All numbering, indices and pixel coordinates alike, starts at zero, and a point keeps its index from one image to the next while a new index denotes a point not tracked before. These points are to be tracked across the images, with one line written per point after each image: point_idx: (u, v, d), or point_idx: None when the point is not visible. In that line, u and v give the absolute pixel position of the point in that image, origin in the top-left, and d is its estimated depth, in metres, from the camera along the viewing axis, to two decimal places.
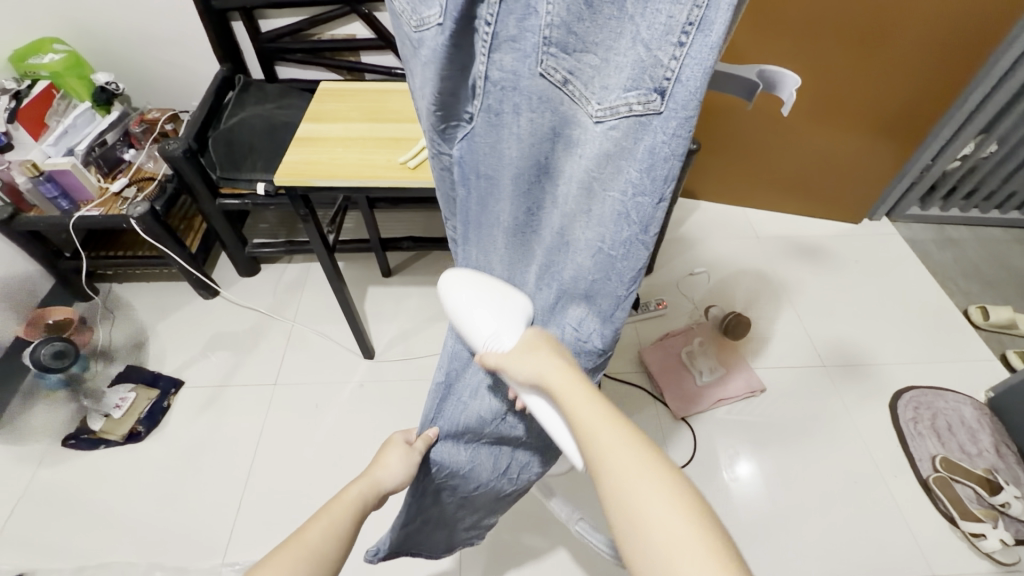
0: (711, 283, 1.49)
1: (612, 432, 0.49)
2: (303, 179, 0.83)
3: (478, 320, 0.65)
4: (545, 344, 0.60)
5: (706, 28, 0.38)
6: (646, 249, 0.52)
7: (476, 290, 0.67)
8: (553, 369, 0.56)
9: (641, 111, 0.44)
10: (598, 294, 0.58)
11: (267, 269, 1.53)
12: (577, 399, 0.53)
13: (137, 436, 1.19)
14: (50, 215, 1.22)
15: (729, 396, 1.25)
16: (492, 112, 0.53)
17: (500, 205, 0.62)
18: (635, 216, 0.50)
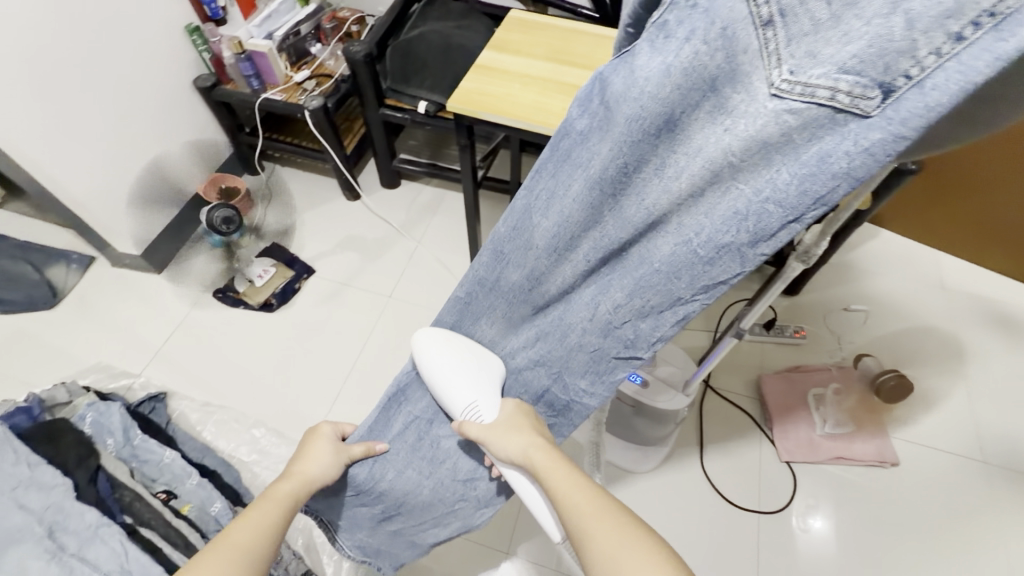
0: (867, 326, 1.28)
1: (591, 507, 0.51)
2: (474, 110, 0.81)
3: (455, 391, 0.67)
4: (525, 423, 0.63)
5: (1007, 30, 0.30)
6: (741, 266, 0.48)
7: (445, 352, 0.69)
8: (536, 450, 0.59)
9: (843, 104, 0.36)
10: (659, 289, 0.54)
11: (406, 186, 1.58)
12: (556, 477, 0.55)
13: (269, 307, 1.32)
14: (242, 91, 1.33)
15: (852, 457, 1.09)
16: (659, 33, 0.42)
17: (595, 158, 0.50)
18: (751, 223, 0.45)
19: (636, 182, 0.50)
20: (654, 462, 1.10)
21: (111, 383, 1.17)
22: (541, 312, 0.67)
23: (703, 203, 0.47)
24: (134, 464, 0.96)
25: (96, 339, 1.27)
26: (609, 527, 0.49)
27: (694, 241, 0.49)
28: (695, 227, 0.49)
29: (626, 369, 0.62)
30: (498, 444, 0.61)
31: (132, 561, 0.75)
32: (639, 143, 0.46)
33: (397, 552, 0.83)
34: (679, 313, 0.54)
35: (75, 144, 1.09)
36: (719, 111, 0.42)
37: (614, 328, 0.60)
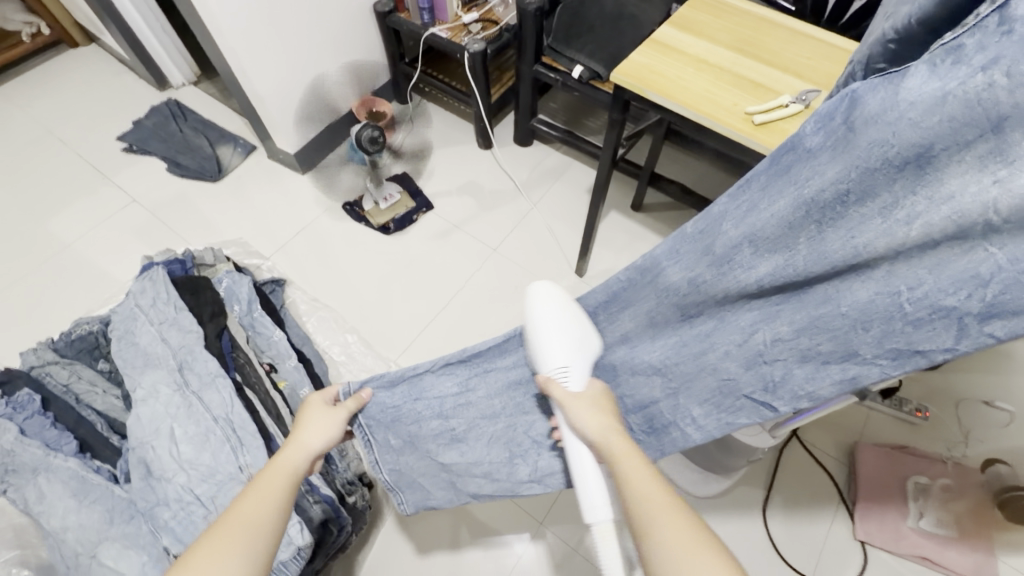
0: (1009, 430, 1.10)
1: (660, 496, 0.47)
2: (638, 86, 0.77)
3: (553, 350, 0.62)
4: (608, 406, 0.60)
5: None
6: (955, 341, 0.38)
7: (562, 312, 0.64)
8: (613, 436, 0.56)
9: None
10: (835, 336, 0.45)
11: (537, 146, 1.58)
12: (626, 462, 0.52)
13: (386, 230, 1.41)
14: (413, 21, 1.38)
15: (942, 563, 0.96)
16: (947, 57, 0.34)
17: (814, 180, 0.42)
18: (989, 295, 0.35)
19: (852, 214, 0.40)
20: (713, 490, 1.05)
21: (246, 258, 1.34)
22: (687, 320, 0.58)
23: (935, 259, 0.37)
24: (251, 332, 1.09)
25: (243, 218, 1.45)
26: (673, 515, 0.46)
27: (902, 297, 0.39)
28: (911, 281, 0.38)
29: (751, 416, 0.56)
30: (579, 416, 0.58)
31: (235, 414, 0.86)
32: (874, 175, 0.38)
33: (433, 492, 0.85)
34: (849, 372, 0.45)
35: (267, 43, 1.21)
36: (996, 157, 0.32)
37: (761, 362, 0.52)
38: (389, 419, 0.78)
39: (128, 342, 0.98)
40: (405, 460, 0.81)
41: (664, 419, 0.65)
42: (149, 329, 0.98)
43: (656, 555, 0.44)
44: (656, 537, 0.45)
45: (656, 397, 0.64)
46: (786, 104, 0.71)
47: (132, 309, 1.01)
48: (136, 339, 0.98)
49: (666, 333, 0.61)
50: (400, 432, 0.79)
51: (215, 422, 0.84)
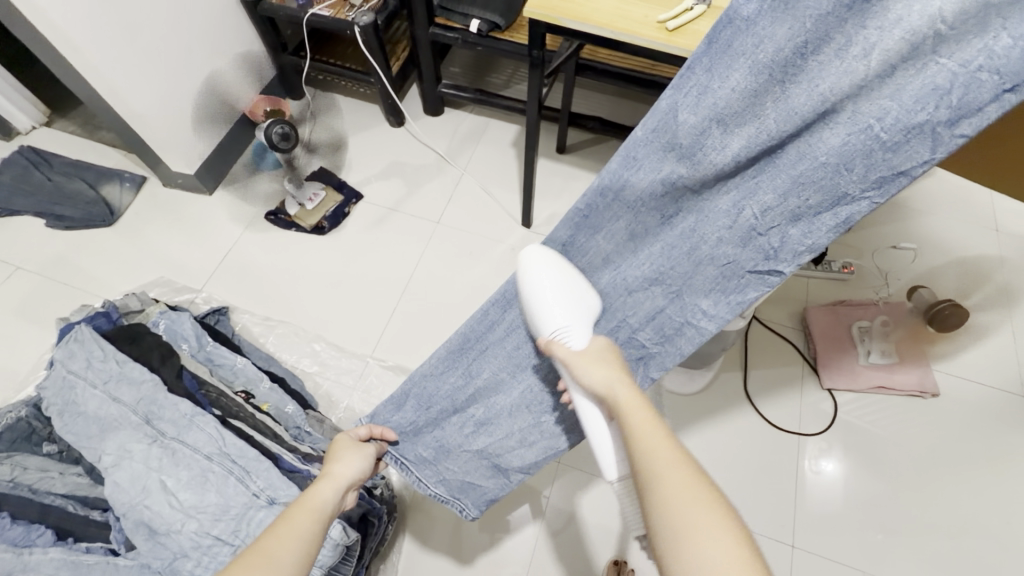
0: (915, 265, 1.29)
1: (662, 445, 0.48)
2: (554, 17, 0.78)
3: (551, 311, 0.62)
4: (613, 360, 0.60)
5: None
6: (931, 152, 0.42)
7: (551, 271, 0.64)
8: (619, 384, 0.56)
9: None
10: (820, 186, 0.49)
11: (449, 113, 1.55)
12: (634, 416, 0.52)
13: (321, 230, 1.34)
14: (288, 6, 1.29)
15: (893, 386, 1.13)
16: None
17: (764, 44, 0.45)
18: (958, 96, 0.39)
19: (810, 65, 0.44)
20: (699, 384, 1.14)
21: (175, 297, 1.24)
22: (668, 223, 0.61)
23: (897, 83, 0.42)
24: (211, 366, 1.01)
25: (156, 255, 1.31)
26: (673, 463, 0.47)
27: (876, 129, 0.44)
28: (878, 112, 0.43)
29: (759, 288, 0.58)
30: (584, 371, 0.58)
31: (228, 445, 0.81)
32: (826, 18, 0.42)
33: (484, 483, 0.83)
34: (842, 215, 0.49)
35: (132, 54, 1.08)
36: None
37: (755, 235, 0.55)
38: (413, 435, 0.85)
39: (73, 413, 0.87)
40: (444, 466, 0.84)
41: (675, 322, 0.65)
42: (94, 393, 0.87)
43: (650, 500, 0.45)
44: (663, 482, 0.45)
45: (662, 304, 0.65)
46: (693, 5, 0.76)
47: (66, 378, 0.90)
48: (82, 408, 0.87)
49: (652, 239, 0.63)
50: (428, 442, 0.84)
51: (209, 460, 0.79)
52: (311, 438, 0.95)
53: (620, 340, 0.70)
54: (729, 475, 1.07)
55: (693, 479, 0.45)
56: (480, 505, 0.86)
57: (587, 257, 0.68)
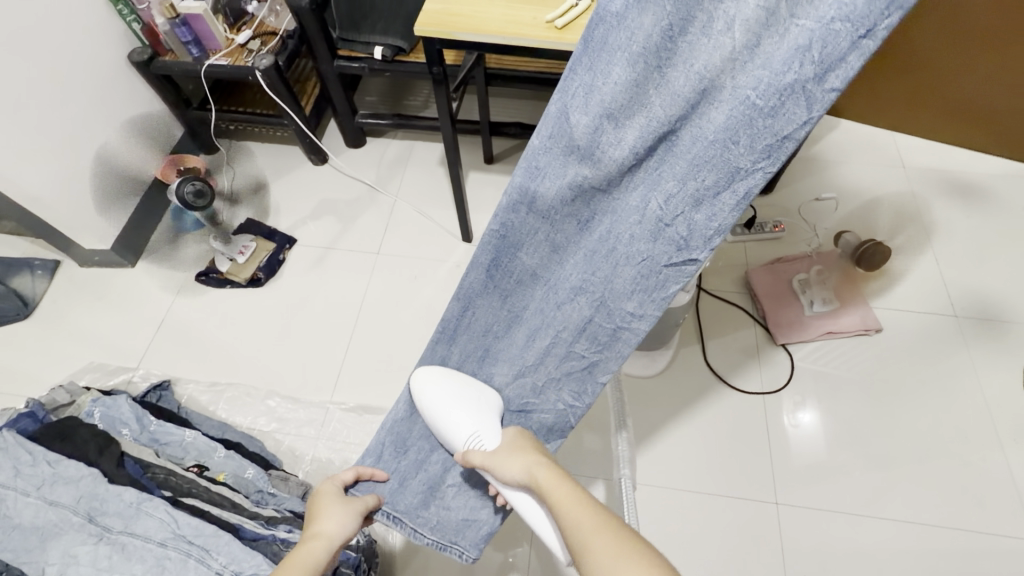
0: (838, 212, 1.36)
1: (586, 515, 0.56)
2: (445, 32, 0.79)
3: (454, 426, 0.71)
4: (527, 445, 0.69)
5: None
6: (808, 110, 0.47)
7: (449, 385, 0.75)
8: (537, 467, 0.65)
9: None
10: (715, 163, 0.53)
11: (372, 142, 1.54)
12: (562, 492, 0.60)
13: (257, 282, 1.29)
14: (183, 61, 1.26)
15: (839, 330, 1.18)
16: None
17: (639, 33, 0.51)
18: (816, 53, 0.44)
19: (683, 47, 0.51)
20: (660, 365, 1.16)
21: (110, 379, 1.16)
22: (586, 229, 0.66)
23: (762, 52, 0.47)
24: (158, 447, 0.95)
25: (83, 340, 1.23)
26: (601, 533, 0.54)
27: (753, 96, 0.49)
28: (752, 82, 0.49)
29: (677, 280, 0.62)
30: (501, 467, 0.66)
31: (183, 526, 0.76)
32: (687, 3, 0.48)
33: (477, 516, 0.80)
34: (739, 188, 0.53)
35: (16, 134, 1.02)
36: None
37: (664, 226, 0.59)
38: (399, 483, 0.79)
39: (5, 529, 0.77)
40: (432, 509, 0.80)
41: (607, 329, 0.69)
42: (27, 501, 0.78)
43: (590, 574, 0.51)
44: (593, 553, 0.52)
45: (588, 315, 0.69)
46: (577, 1, 0.77)
47: None
48: (15, 521, 0.77)
49: (574, 246, 0.68)
50: (414, 488, 0.80)
51: (164, 547, 0.74)
52: (275, 500, 0.90)
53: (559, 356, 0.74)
54: (705, 448, 1.09)
55: (618, 540, 0.52)
56: (478, 543, 0.80)
57: (516, 277, 0.71)
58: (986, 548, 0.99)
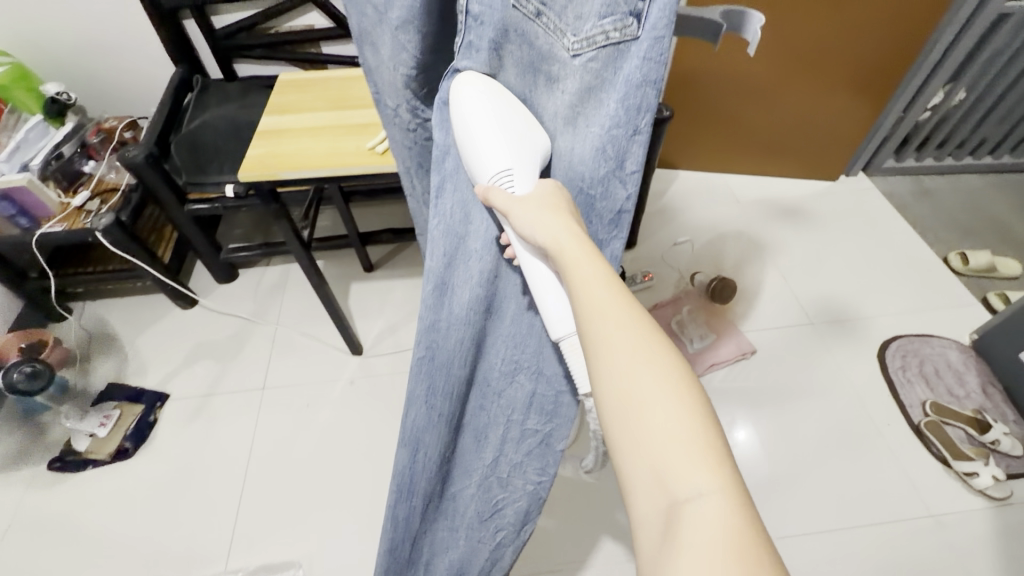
0: (694, 252, 1.51)
1: (614, 297, 0.40)
2: (270, 173, 0.81)
3: (485, 153, 0.50)
4: (562, 205, 0.49)
5: None
6: (627, 190, 0.52)
7: (493, 106, 0.51)
8: (566, 234, 0.46)
9: (618, 37, 0.43)
10: (584, 242, 0.57)
11: (246, 274, 1.49)
12: (587, 270, 0.42)
13: (125, 453, 1.16)
14: (9, 234, 1.17)
15: (721, 360, 1.27)
16: (466, 50, 0.50)
17: None
18: (611, 151, 0.49)
19: None
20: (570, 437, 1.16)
21: None
22: None
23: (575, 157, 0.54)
24: None
25: None
26: (629, 317, 0.38)
27: (580, 187, 0.54)
28: (580, 180, 0.54)
29: None
30: (528, 222, 0.48)
31: None
32: None
33: None
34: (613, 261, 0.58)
35: None
36: (542, 78, 0.51)
37: None
38: None
39: None
40: None
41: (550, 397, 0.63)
42: None
43: (606, 361, 0.38)
44: (611, 343, 0.38)
45: None
46: None
47: None
48: None
49: None
50: None
51: None
52: None
53: (514, 438, 0.68)
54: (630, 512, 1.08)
55: (655, 338, 0.38)
56: None
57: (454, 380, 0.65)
58: (897, 536, 1.05)
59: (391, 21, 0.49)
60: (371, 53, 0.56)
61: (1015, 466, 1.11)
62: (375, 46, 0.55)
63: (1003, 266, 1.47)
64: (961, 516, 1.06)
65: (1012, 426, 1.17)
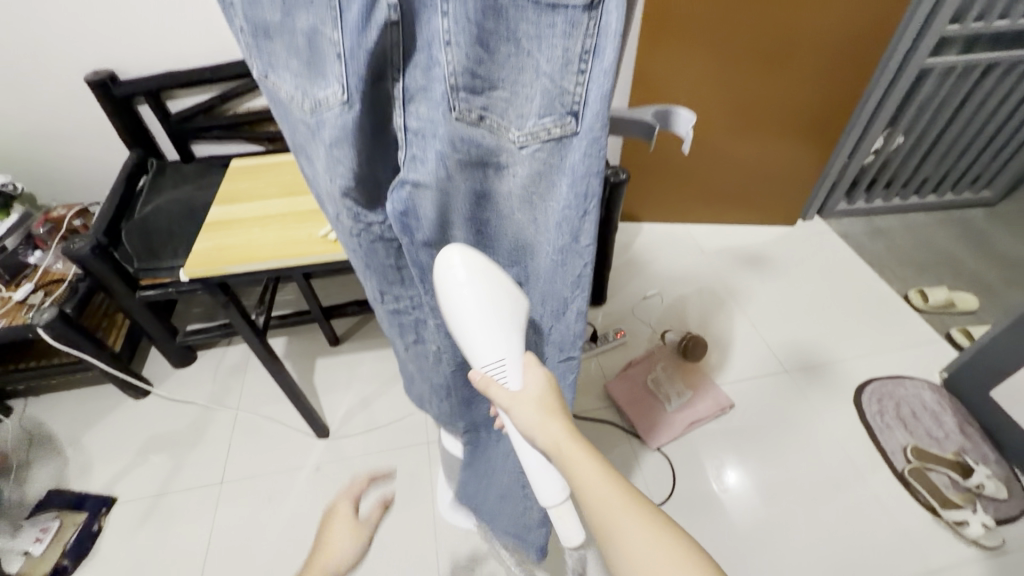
0: (664, 304, 1.51)
1: (616, 500, 0.50)
2: (216, 268, 0.78)
3: (485, 345, 0.60)
4: (551, 403, 0.58)
5: (600, 54, 0.48)
6: (585, 257, 0.62)
7: (485, 288, 0.59)
8: (565, 440, 0.54)
9: (558, 132, 0.53)
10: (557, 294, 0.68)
11: (205, 356, 1.43)
12: (585, 469, 0.52)
13: (62, 572, 1.05)
14: None
15: (700, 417, 1.24)
16: (413, 161, 0.58)
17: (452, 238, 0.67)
18: (567, 227, 0.59)
19: (490, 232, 0.67)
20: None
21: None
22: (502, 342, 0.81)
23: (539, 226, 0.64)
24: None
25: None
26: (635, 517, 0.49)
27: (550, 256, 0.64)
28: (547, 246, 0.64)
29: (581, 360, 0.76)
30: (526, 422, 0.57)
31: None
32: (471, 216, 0.64)
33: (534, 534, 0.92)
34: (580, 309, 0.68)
35: None
36: (491, 171, 0.59)
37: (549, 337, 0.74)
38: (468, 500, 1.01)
39: None
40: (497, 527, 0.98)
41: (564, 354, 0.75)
42: None
43: (625, 557, 0.48)
44: (624, 541, 0.48)
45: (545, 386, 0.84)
46: None
47: None
48: None
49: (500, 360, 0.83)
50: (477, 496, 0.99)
51: None
52: None
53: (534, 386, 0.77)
54: None
55: (648, 522, 0.49)
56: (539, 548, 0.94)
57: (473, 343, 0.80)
58: None
59: (324, 139, 0.55)
60: (307, 166, 0.64)
61: (1002, 510, 1.09)
62: (310, 158, 0.62)
63: (961, 301, 1.51)
64: (957, 569, 1.03)
65: (993, 468, 1.16)
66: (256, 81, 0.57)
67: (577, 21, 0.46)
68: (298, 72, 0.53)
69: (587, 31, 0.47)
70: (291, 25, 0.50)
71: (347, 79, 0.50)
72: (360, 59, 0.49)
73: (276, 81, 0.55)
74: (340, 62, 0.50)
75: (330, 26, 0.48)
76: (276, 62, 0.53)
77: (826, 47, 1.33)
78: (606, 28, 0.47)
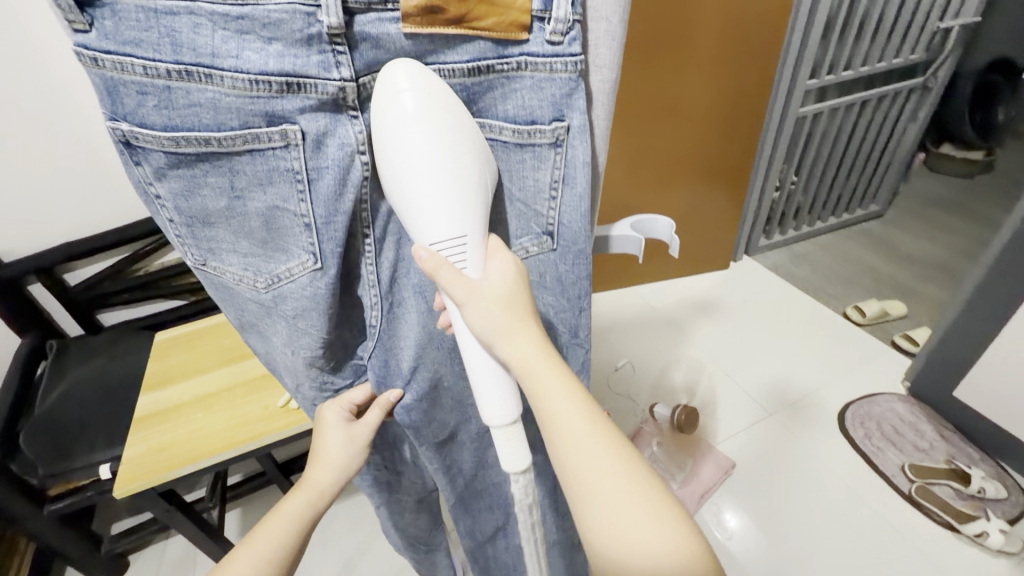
0: (638, 372, 1.48)
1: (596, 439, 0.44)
2: (159, 476, 0.67)
3: (434, 217, 0.42)
4: (519, 300, 0.46)
5: (571, 182, 0.50)
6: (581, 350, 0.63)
7: (447, 145, 0.41)
8: (536, 354, 0.45)
9: (536, 249, 0.54)
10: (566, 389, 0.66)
11: (139, 557, 1.19)
12: (558, 403, 0.44)
13: None
14: None
15: (708, 487, 1.20)
16: (390, 309, 0.53)
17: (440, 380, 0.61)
18: (563, 327, 0.60)
19: None
20: None
21: None
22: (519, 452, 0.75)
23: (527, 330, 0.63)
24: None
25: None
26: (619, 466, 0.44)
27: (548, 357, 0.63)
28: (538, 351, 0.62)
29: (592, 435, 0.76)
30: (486, 321, 0.44)
31: None
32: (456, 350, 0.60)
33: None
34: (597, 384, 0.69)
35: None
36: None
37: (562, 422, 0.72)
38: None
39: None
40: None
41: None
42: None
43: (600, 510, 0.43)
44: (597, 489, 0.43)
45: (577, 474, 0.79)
46: None
47: None
48: None
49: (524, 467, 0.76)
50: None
51: None
52: None
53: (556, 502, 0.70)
54: None
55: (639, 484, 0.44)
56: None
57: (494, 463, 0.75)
58: None
59: (286, 314, 0.48)
60: (258, 342, 0.54)
61: (1008, 509, 1.13)
62: (261, 336, 0.53)
63: (892, 308, 1.62)
64: None
65: (984, 467, 1.20)
66: (192, 271, 0.47)
67: (545, 156, 0.49)
68: (252, 252, 0.46)
69: (556, 164, 0.49)
70: (242, 208, 0.43)
71: (320, 246, 0.45)
72: (335, 224, 0.44)
73: (220, 266, 0.47)
74: (309, 232, 0.44)
75: (293, 200, 0.43)
76: (218, 247, 0.45)
77: (728, 102, 1.47)
78: (573, 159, 0.49)
